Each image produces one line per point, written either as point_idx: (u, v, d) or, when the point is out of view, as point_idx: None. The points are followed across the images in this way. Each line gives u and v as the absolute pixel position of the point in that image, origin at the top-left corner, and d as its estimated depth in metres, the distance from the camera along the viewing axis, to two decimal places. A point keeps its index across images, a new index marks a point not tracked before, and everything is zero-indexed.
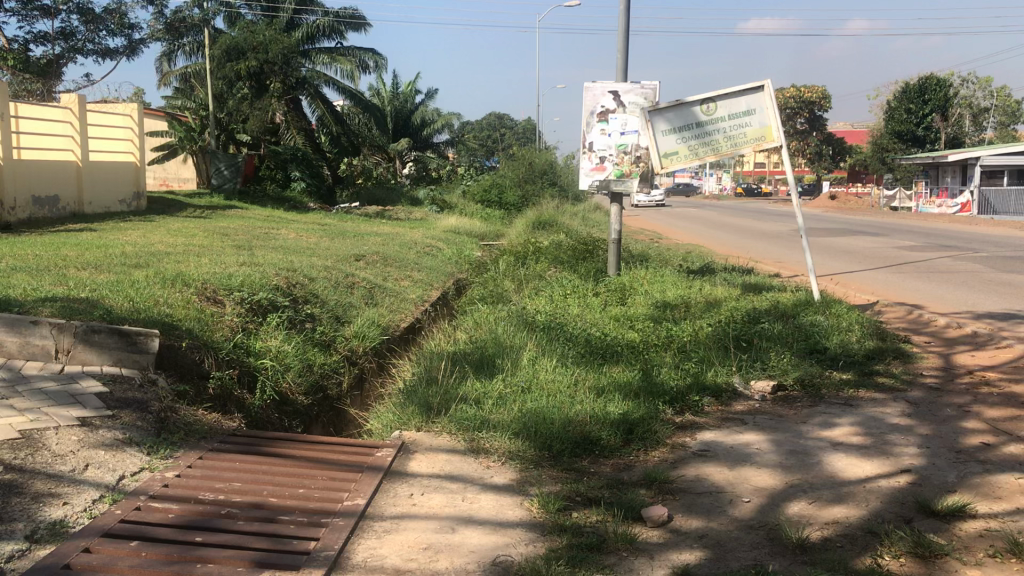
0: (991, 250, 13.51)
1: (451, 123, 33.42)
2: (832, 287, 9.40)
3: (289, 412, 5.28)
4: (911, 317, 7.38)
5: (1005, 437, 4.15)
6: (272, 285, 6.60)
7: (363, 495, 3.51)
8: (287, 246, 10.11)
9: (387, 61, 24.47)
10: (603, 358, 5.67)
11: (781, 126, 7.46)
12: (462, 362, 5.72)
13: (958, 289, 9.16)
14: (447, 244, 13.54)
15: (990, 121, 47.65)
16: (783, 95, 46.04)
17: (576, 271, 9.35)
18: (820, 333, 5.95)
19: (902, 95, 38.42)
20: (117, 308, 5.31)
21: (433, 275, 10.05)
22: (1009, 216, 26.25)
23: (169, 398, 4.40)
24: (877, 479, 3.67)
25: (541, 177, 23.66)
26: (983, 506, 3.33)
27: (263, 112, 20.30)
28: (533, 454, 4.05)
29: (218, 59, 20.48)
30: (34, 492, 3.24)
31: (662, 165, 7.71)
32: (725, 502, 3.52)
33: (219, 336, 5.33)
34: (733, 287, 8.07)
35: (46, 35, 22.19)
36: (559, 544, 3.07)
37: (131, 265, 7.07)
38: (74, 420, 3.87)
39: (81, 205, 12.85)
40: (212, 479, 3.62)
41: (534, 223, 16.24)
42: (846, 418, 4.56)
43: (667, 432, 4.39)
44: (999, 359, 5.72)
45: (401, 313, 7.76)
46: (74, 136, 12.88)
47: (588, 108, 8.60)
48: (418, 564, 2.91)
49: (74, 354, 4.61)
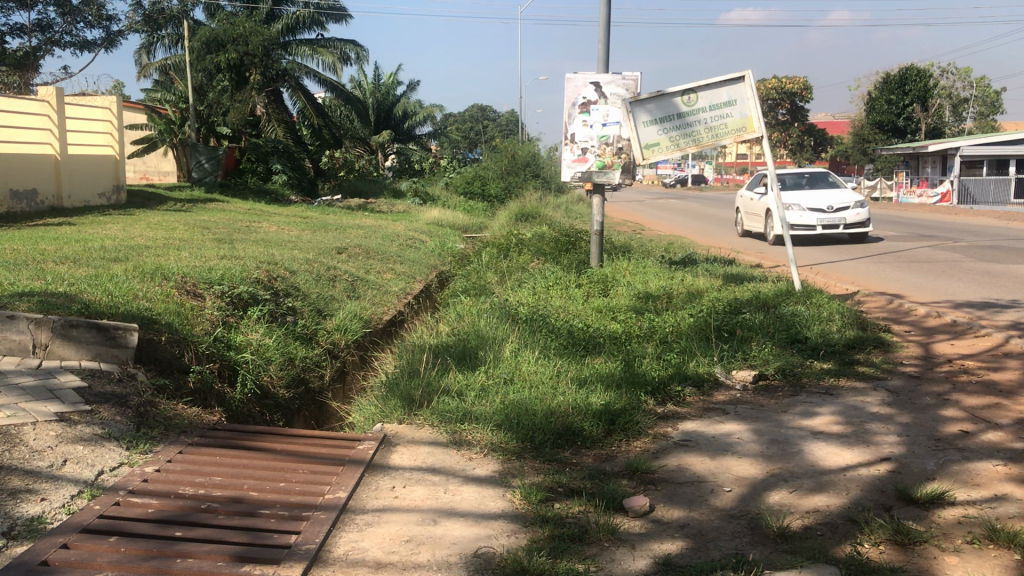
0: (971, 239, 13.70)
1: (434, 114, 33.19)
2: (813, 277, 9.53)
3: (270, 406, 5.26)
4: (892, 307, 7.45)
5: (982, 425, 4.20)
6: (252, 279, 6.55)
7: (344, 488, 3.50)
8: (268, 239, 10.08)
9: (368, 52, 24.32)
10: (584, 350, 5.68)
11: (762, 118, 7.51)
12: (444, 354, 5.70)
13: (935, 278, 9.29)
14: (430, 237, 13.39)
15: (970, 111, 48.08)
16: (765, 86, 45.98)
17: (559, 263, 9.37)
18: (800, 323, 5.99)
19: (884, 86, 38.61)
20: (96, 302, 5.25)
21: (415, 267, 10.03)
22: (989, 206, 26.59)
23: (148, 392, 4.36)
24: (857, 468, 3.70)
25: (524, 168, 23.70)
26: (961, 493, 3.38)
27: (244, 104, 19.80)
28: (514, 445, 4.04)
29: (198, 52, 20.05)
30: (11, 489, 3.19)
31: (644, 156, 7.69)
32: (706, 492, 3.54)
33: (198, 330, 5.26)
34: (715, 278, 8.11)
35: (22, 27, 21.91)
36: (540, 535, 3.07)
37: (109, 260, 6.95)
38: (52, 415, 3.81)
39: (60, 199, 12.68)
40: (193, 473, 3.60)
41: (517, 215, 16.20)
42: (827, 408, 4.59)
43: (649, 423, 4.41)
44: (977, 348, 5.79)
45: (384, 305, 7.74)
46: (52, 128, 12.63)
47: (569, 100, 8.58)
48: (399, 557, 2.91)
49: (52, 350, 4.55)
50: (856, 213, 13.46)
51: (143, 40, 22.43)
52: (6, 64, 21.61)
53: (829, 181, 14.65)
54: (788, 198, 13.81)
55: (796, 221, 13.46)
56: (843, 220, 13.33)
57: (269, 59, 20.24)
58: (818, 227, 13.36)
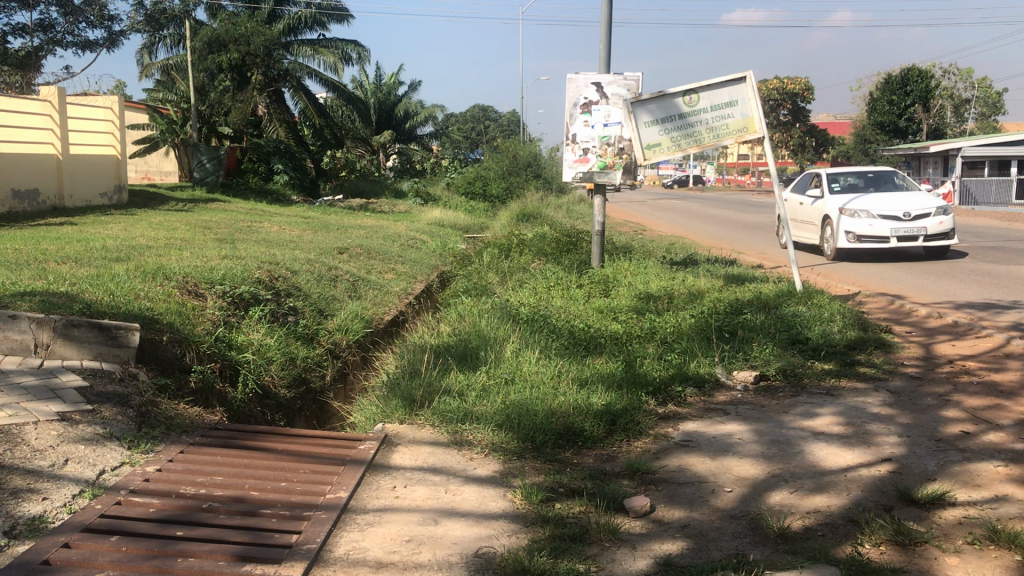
0: (972, 240, 13.70)
1: (435, 115, 33.19)
2: (813, 278, 9.52)
3: (271, 405, 5.26)
4: (893, 307, 7.45)
5: (983, 425, 4.20)
6: (254, 279, 6.56)
7: (345, 488, 3.51)
8: (269, 239, 10.10)
9: (369, 52, 24.35)
10: (585, 350, 5.69)
11: (763, 118, 7.51)
12: (445, 354, 5.71)
13: (936, 279, 9.28)
14: (431, 237, 13.37)
15: (971, 112, 48.04)
16: (766, 86, 45.98)
17: (560, 263, 9.38)
18: (801, 324, 5.99)
19: (885, 87, 38.59)
20: (97, 301, 5.26)
21: (416, 267, 10.04)
22: (990, 207, 26.59)
23: (150, 392, 4.36)
24: (858, 468, 3.70)
25: (525, 169, 23.71)
26: (962, 493, 3.38)
27: (246, 104, 19.81)
28: (515, 445, 4.05)
29: (199, 52, 20.17)
30: (12, 488, 3.20)
31: (645, 157, 7.69)
32: (707, 492, 3.54)
33: (200, 330, 5.27)
34: (715, 278, 8.12)
35: (24, 27, 21.94)
36: (540, 535, 3.08)
37: (110, 259, 6.96)
38: (54, 415, 3.82)
39: (62, 199, 12.70)
40: (193, 473, 3.60)
41: (518, 215, 16.21)
42: (827, 408, 4.59)
43: (650, 423, 4.41)
44: (978, 349, 5.78)
45: (385, 305, 7.75)
46: (53, 128, 12.65)
47: (571, 100, 8.58)
48: (400, 556, 2.91)
49: (53, 349, 4.55)
50: (939, 221, 10.91)
51: (145, 40, 22.51)
52: (8, 64, 21.64)
53: (897, 180, 12.14)
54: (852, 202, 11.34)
55: (864, 231, 10.93)
56: (923, 229, 10.79)
57: (271, 59, 20.29)
58: (892, 239, 10.84)
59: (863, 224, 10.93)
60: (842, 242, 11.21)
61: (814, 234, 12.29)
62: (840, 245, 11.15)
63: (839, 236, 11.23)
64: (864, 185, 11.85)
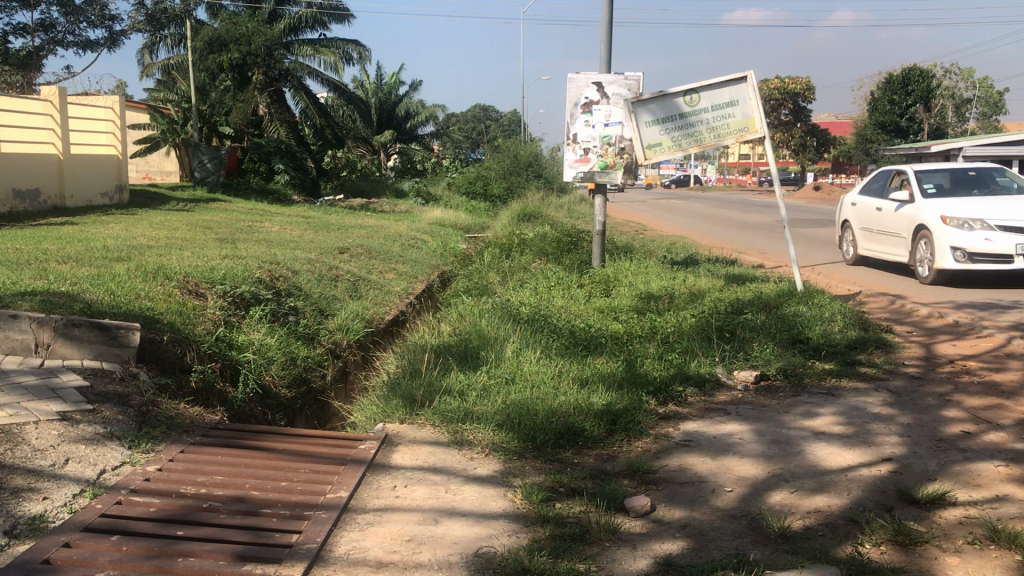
0: None
1: (436, 115, 33.16)
2: (815, 278, 9.51)
3: (272, 405, 5.27)
4: (894, 307, 7.44)
5: (984, 425, 4.20)
6: (254, 278, 6.56)
7: (345, 488, 3.51)
8: (270, 239, 10.09)
9: (370, 52, 24.37)
10: (586, 350, 5.68)
11: (764, 118, 7.51)
12: (445, 354, 5.71)
13: (937, 279, 9.27)
14: (431, 237, 13.36)
15: (973, 112, 47.97)
16: (767, 86, 45.97)
17: (560, 263, 9.37)
18: (802, 324, 5.98)
19: (887, 86, 38.54)
20: (98, 301, 5.26)
21: (417, 267, 10.03)
22: None
23: (150, 392, 4.36)
24: (858, 468, 3.69)
25: (526, 169, 23.69)
26: (962, 493, 3.37)
27: (246, 104, 19.80)
28: (516, 445, 4.05)
29: (200, 51, 20.18)
30: (13, 488, 3.20)
31: (645, 156, 7.69)
32: (707, 492, 3.53)
33: (200, 330, 5.27)
34: (717, 278, 8.11)
35: (25, 27, 21.96)
36: (540, 535, 3.08)
37: (111, 259, 6.96)
38: (54, 415, 3.82)
39: (63, 199, 12.70)
40: (194, 473, 3.60)
41: (519, 215, 16.21)
42: (827, 408, 4.59)
43: (650, 423, 4.41)
44: (979, 349, 5.77)
45: (385, 306, 7.74)
46: (54, 127, 12.65)
47: (571, 100, 8.58)
48: (400, 556, 2.91)
49: (54, 349, 4.56)
50: None
51: (146, 40, 22.53)
52: (9, 64, 21.63)
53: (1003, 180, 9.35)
54: (958, 207, 8.57)
55: (979, 249, 8.13)
56: None
57: (271, 58, 20.31)
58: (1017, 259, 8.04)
59: (977, 238, 8.15)
60: (945, 261, 8.42)
61: (895, 250, 9.52)
62: (945, 265, 8.38)
63: (940, 253, 8.45)
64: (962, 186, 9.16)
